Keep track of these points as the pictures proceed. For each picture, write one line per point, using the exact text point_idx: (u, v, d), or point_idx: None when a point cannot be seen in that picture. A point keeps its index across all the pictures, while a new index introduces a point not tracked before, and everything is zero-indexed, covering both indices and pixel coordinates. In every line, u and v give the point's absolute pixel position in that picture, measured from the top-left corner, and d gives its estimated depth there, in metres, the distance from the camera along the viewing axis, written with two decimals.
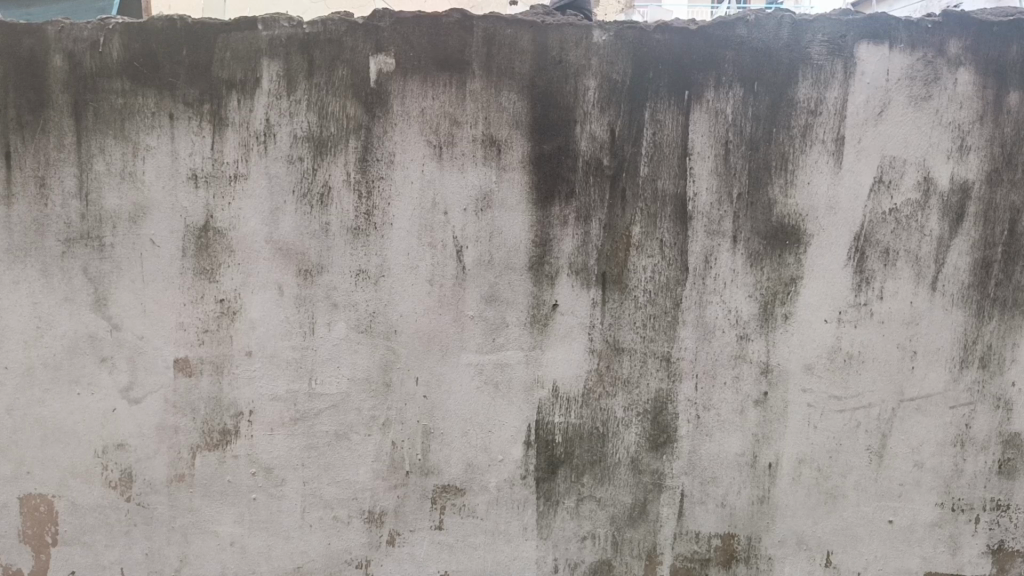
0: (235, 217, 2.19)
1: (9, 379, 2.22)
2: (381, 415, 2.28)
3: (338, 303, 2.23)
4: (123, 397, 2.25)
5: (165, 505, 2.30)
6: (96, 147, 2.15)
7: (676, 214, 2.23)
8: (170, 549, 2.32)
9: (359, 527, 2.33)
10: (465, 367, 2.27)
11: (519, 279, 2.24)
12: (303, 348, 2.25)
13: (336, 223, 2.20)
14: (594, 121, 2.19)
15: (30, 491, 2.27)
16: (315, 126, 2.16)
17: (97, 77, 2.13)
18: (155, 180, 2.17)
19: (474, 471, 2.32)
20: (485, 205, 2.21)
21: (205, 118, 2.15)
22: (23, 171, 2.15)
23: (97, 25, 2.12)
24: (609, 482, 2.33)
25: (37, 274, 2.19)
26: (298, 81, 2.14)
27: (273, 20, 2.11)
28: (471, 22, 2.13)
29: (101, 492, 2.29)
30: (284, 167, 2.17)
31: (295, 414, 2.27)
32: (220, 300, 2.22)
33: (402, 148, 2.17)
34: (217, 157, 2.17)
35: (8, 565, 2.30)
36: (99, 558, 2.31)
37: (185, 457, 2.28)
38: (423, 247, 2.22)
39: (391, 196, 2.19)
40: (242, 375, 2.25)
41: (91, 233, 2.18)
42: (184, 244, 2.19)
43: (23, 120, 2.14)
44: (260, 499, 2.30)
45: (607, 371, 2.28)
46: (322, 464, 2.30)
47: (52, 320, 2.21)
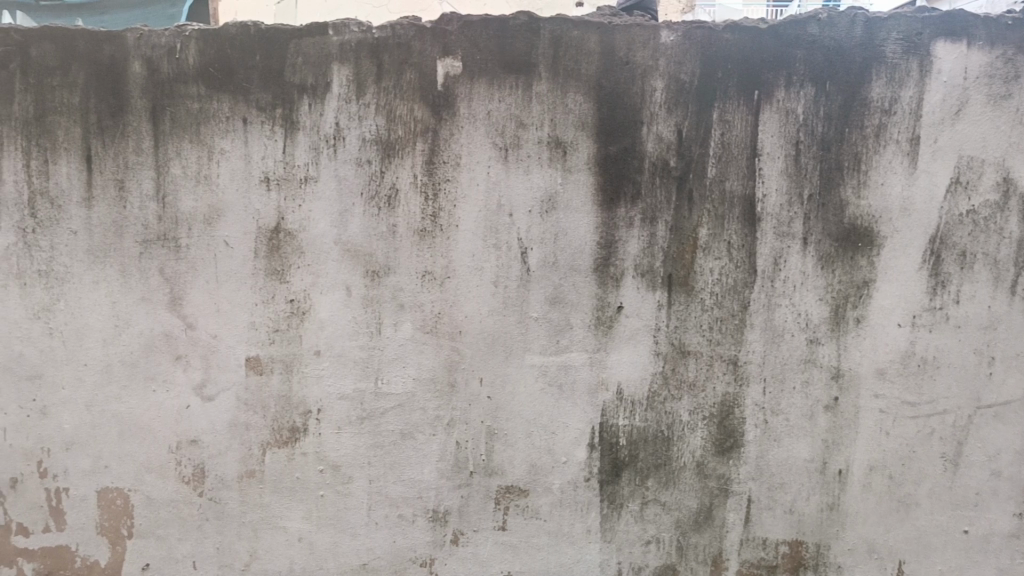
0: (305, 219, 2.23)
1: (89, 376, 2.30)
2: (446, 416, 2.30)
3: (404, 304, 2.26)
4: (196, 394, 2.31)
5: (236, 500, 2.35)
6: (173, 150, 2.21)
7: (744, 215, 2.20)
8: (239, 544, 2.37)
9: (423, 526, 2.35)
10: (529, 368, 2.28)
11: (584, 280, 2.24)
12: (369, 348, 2.28)
13: (403, 225, 2.23)
14: (661, 122, 2.18)
15: (107, 485, 2.34)
16: (383, 129, 2.19)
17: (174, 82, 2.19)
18: (229, 182, 2.22)
19: (537, 472, 2.32)
20: (551, 207, 2.21)
21: (277, 122, 2.20)
22: (103, 174, 2.22)
23: (174, 32, 2.18)
24: (674, 486, 2.31)
25: (116, 274, 2.26)
26: (367, 84, 2.17)
27: (344, 25, 2.15)
28: (537, 24, 2.13)
29: (174, 487, 2.35)
30: (352, 169, 2.21)
31: (362, 413, 2.30)
32: (290, 300, 2.26)
33: (468, 150, 2.19)
34: (288, 160, 2.21)
35: (85, 557, 2.37)
36: (172, 551, 2.37)
37: (256, 454, 2.33)
38: (488, 248, 2.23)
39: (458, 198, 2.21)
40: (311, 373, 2.29)
41: (167, 235, 2.25)
42: (256, 245, 2.24)
43: (102, 125, 2.21)
44: (327, 496, 2.34)
45: (672, 373, 2.26)
46: (387, 463, 2.32)
47: (129, 319, 2.28)
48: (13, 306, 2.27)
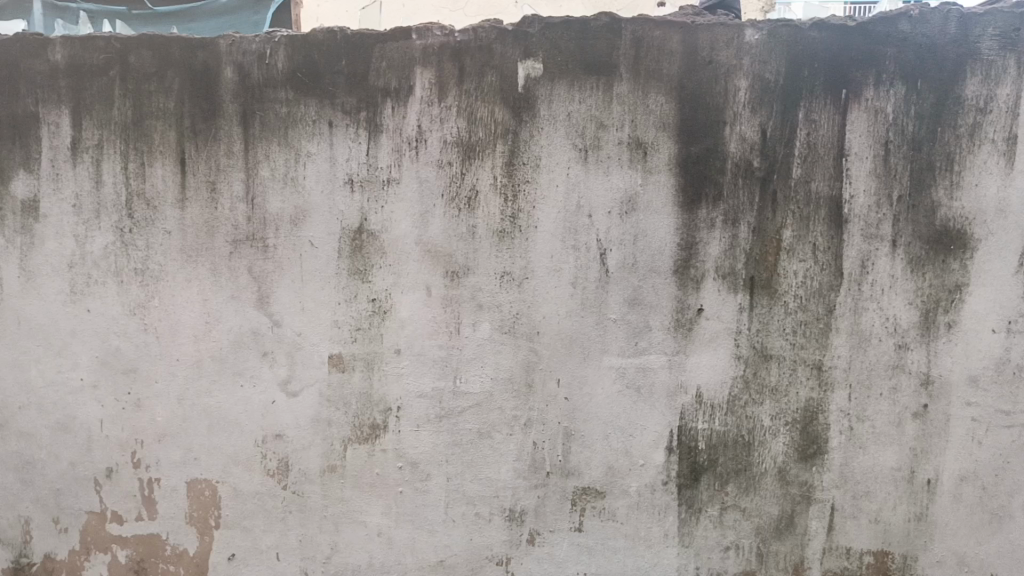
0: (388, 220, 2.27)
1: (180, 370, 2.39)
2: (523, 416, 2.31)
3: (483, 304, 2.28)
4: (281, 390, 2.38)
5: (318, 494, 2.41)
6: (262, 153, 2.28)
7: (830, 217, 2.15)
8: (321, 537, 2.43)
9: (500, 524, 2.37)
10: (607, 369, 2.27)
11: (664, 282, 2.22)
12: (449, 347, 2.31)
13: (483, 226, 2.25)
14: (745, 122, 2.15)
15: (197, 476, 2.43)
16: (464, 131, 2.21)
17: (263, 87, 2.25)
18: (315, 184, 2.28)
19: (614, 475, 2.32)
20: (631, 208, 2.20)
21: (361, 125, 2.24)
22: (196, 176, 2.31)
23: (264, 38, 2.24)
24: (754, 492, 2.28)
25: (207, 273, 2.34)
26: (449, 87, 2.20)
27: (427, 29, 2.18)
28: (619, 25, 2.12)
29: (260, 480, 2.42)
30: (434, 171, 2.24)
31: (440, 411, 2.34)
32: (372, 299, 2.31)
33: (548, 152, 2.20)
34: (371, 162, 2.26)
35: (175, 545, 2.47)
36: (257, 542, 2.45)
37: (338, 449, 2.39)
38: (567, 250, 2.24)
39: (537, 199, 2.22)
40: (391, 372, 2.33)
41: (255, 235, 2.32)
42: (339, 245, 2.30)
43: (196, 129, 2.29)
44: (406, 492, 2.38)
45: (754, 378, 2.23)
46: (465, 461, 2.35)
47: (219, 315, 2.36)
48: (112, 303, 2.38)
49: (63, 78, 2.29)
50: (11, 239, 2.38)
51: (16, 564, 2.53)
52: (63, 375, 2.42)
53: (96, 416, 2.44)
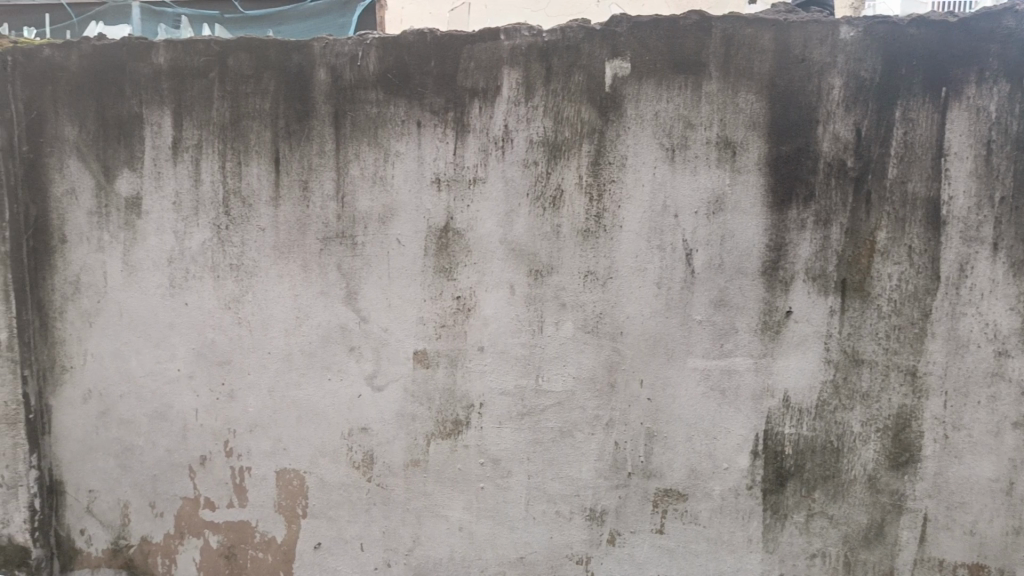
0: (473, 218, 2.30)
1: (271, 363, 2.47)
2: (605, 415, 2.31)
3: (566, 303, 2.28)
4: (367, 384, 2.43)
5: (401, 487, 2.46)
6: (352, 153, 2.34)
7: (927, 218, 2.09)
8: (404, 530, 2.48)
9: (580, 524, 2.37)
10: (691, 371, 2.25)
11: (751, 284, 2.19)
12: (531, 345, 2.32)
13: (567, 225, 2.25)
14: (838, 120, 2.10)
15: (286, 466, 2.51)
16: (551, 131, 2.22)
17: (354, 88, 2.30)
18: (403, 183, 2.32)
19: (697, 478, 2.30)
20: (718, 208, 2.18)
21: (449, 125, 2.27)
22: (289, 175, 2.38)
23: (356, 40, 2.29)
24: (843, 500, 2.23)
25: (298, 269, 2.41)
26: (536, 87, 2.21)
27: (515, 30, 2.19)
28: (709, 23, 2.10)
29: (345, 471, 2.49)
30: (519, 170, 2.25)
31: (522, 409, 2.35)
32: (457, 297, 2.34)
33: (634, 151, 2.19)
34: (458, 162, 2.29)
35: (265, 533, 2.55)
36: (342, 532, 2.51)
37: (421, 443, 2.43)
38: (652, 250, 2.22)
39: (622, 199, 2.22)
40: (474, 369, 2.36)
41: (345, 232, 2.37)
42: (426, 243, 2.34)
43: (290, 129, 2.36)
44: (488, 488, 2.41)
45: (844, 383, 2.18)
46: (546, 459, 2.36)
47: (308, 310, 2.43)
48: (208, 297, 2.48)
49: (165, 80, 2.39)
50: (115, 235, 2.50)
51: (115, 545, 2.66)
52: (162, 366, 2.53)
53: (192, 405, 2.54)
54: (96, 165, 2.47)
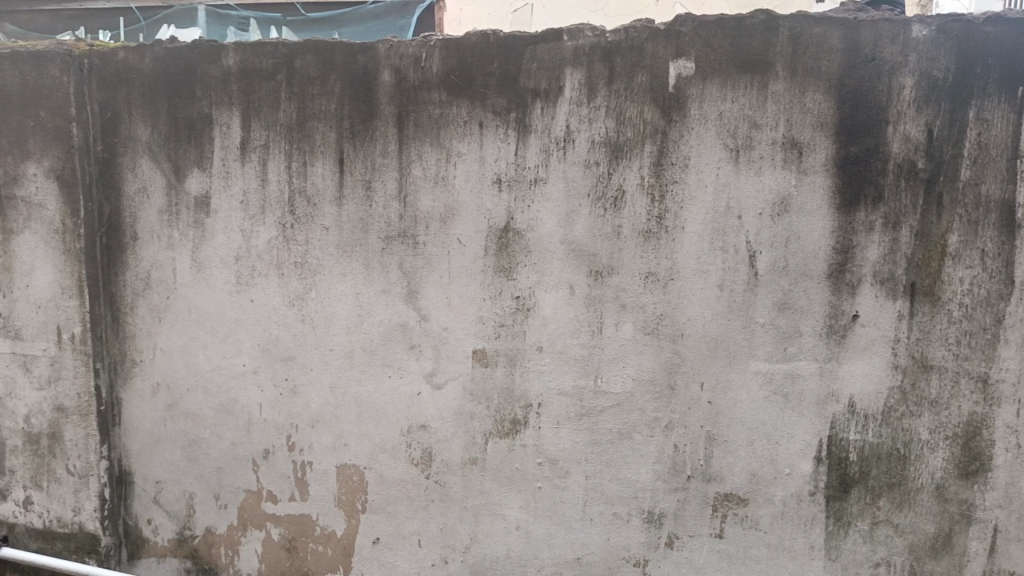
0: (534, 219, 2.31)
1: (334, 360, 2.52)
2: (665, 418, 2.30)
3: (626, 304, 2.28)
4: (427, 381, 2.46)
5: (459, 485, 2.48)
6: (415, 153, 2.36)
7: (1001, 222, 2.04)
8: (461, 527, 2.50)
9: (638, 526, 2.36)
10: (753, 374, 2.23)
11: (816, 287, 2.16)
12: (591, 346, 2.32)
13: (628, 226, 2.25)
14: (909, 121, 2.06)
15: (346, 461, 2.56)
16: (613, 131, 2.21)
17: (418, 89, 2.33)
18: (464, 183, 2.34)
19: (758, 483, 2.27)
20: (783, 210, 2.15)
21: (510, 126, 2.28)
22: (353, 175, 2.41)
23: (420, 42, 2.31)
24: (909, 508, 2.19)
25: (361, 267, 2.45)
26: (598, 87, 2.20)
27: (578, 30, 2.19)
28: (777, 22, 2.07)
29: (405, 468, 2.52)
30: (580, 171, 2.25)
31: (580, 409, 2.35)
32: (516, 296, 2.35)
33: (698, 152, 2.17)
34: (520, 163, 2.29)
35: (325, 527, 2.60)
36: (400, 527, 2.55)
37: (479, 442, 2.45)
38: (715, 251, 2.20)
39: (685, 200, 2.20)
40: (533, 369, 2.37)
41: (407, 232, 2.40)
42: (486, 243, 2.35)
43: (354, 130, 2.39)
44: (545, 488, 2.41)
45: (912, 389, 2.14)
46: (604, 460, 2.35)
47: (370, 308, 2.46)
48: (273, 294, 2.53)
49: (234, 82, 2.44)
50: (184, 233, 2.57)
51: (180, 535, 2.73)
52: (228, 361, 2.60)
53: (256, 400, 2.60)
54: (167, 165, 2.55)
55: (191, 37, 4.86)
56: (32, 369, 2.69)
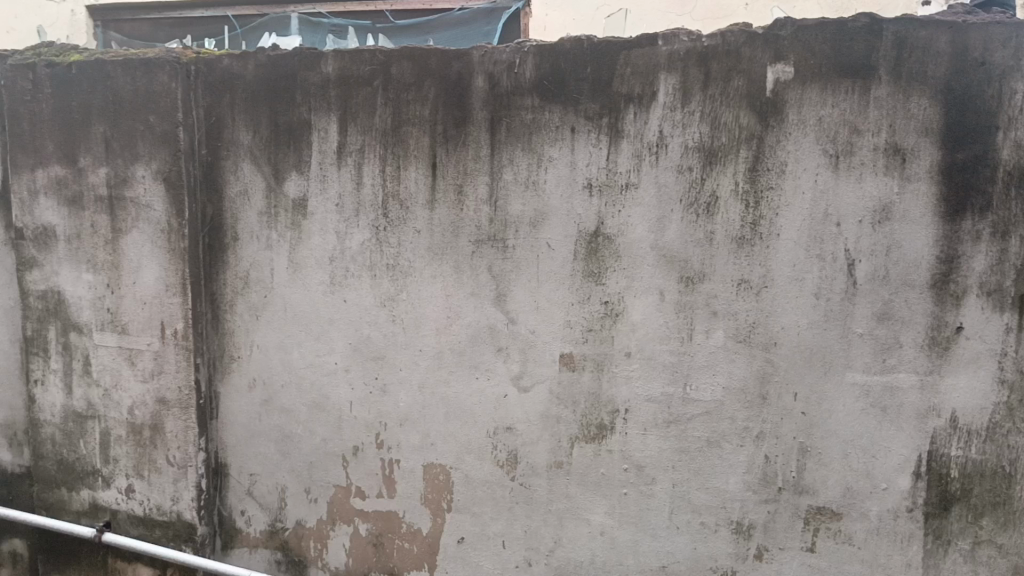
0: (625, 224, 2.30)
1: (423, 360, 2.56)
2: (756, 427, 2.26)
3: (718, 312, 2.25)
4: (514, 384, 2.48)
5: (545, 488, 2.49)
6: (507, 158, 2.38)
7: None
8: (546, 530, 2.51)
9: (726, 536, 2.34)
10: (849, 386, 2.17)
11: (918, 297, 2.09)
12: (680, 353, 2.30)
13: (721, 232, 2.22)
14: (1021, 126, 1.98)
15: (433, 460, 2.60)
16: (708, 137, 2.19)
17: (511, 94, 2.35)
18: (555, 188, 2.35)
19: (853, 497, 2.22)
20: (884, 217, 2.09)
21: (603, 130, 2.28)
22: (445, 180, 2.45)
23: (514, 48, 2.33)
24: (1014, 528, 2.11)
25: (451, 270, 2.49)
26: (693, 92, 2.18)
27: (674, 35, 2.18)
28: (880, 25, 2.02)
29: (490, 469, 2.54)
30: (673, 176, 2.24)
31: (668, 416, 2.33)
32: (605, 302, 2.35)
33: (795, 157, 2.13)
34: (612, 167, 2.29)
35: (412, 524, 2.66)
36: (485, 528, 2.58)
37: (565, 445, 2.45)
38: (811, 259, 2.16)
39: (781, 206, 2.16)
40: (621, 374, 2.37)
41: (497, 236, 2.43)
42: (576, 248, 2.36)
43: (447, 135, 2.43)
44: (631, 495, 2.40)
45: (1019, 405, 2.06)
46: (692, 469, 2.33)
47: (460, 310, 2.50)
48: (365, 294, 2.59)
49: (332, 88, 2.51)
50: (282, 234, 2.65)
51: (272, 527, 2.83)
52: (322, 359, 2.68)
53: (348, 397, 2.67)
54: (267, 168, 2.63)
55: (292, 46, 5.03)
56: (136, 362, 2.80)
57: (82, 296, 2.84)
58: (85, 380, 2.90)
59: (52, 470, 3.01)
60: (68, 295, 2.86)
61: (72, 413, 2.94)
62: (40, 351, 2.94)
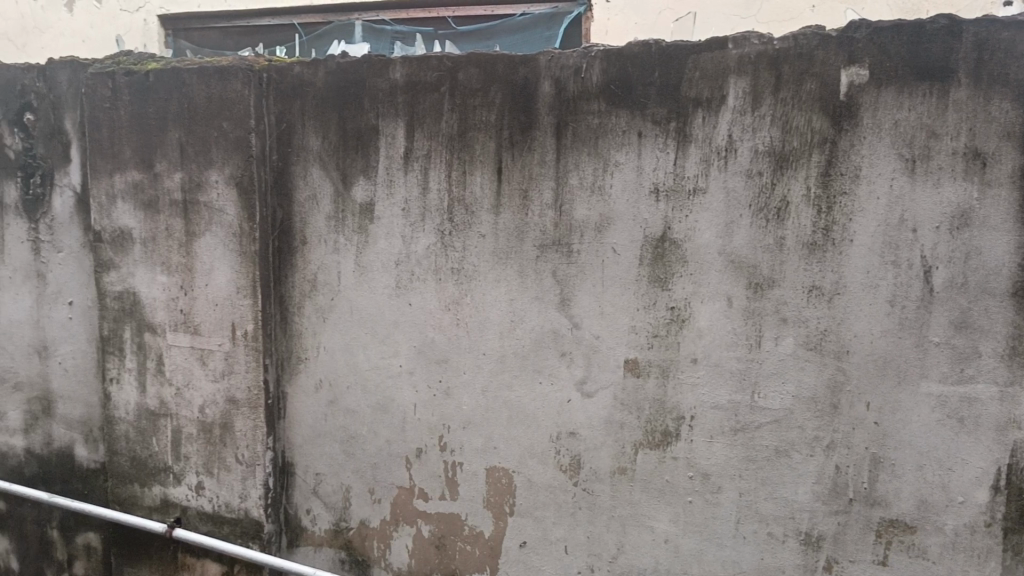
0: (692, 229, 2.28)
1: (487, 363, 2.57)
2: (826, 437, 2.22)
3: (788, 318, 2.22)
4: (577, 389, 2.47)
5: (608, 494, 2.48)
6: (573, 162, 2.38)
7: None
8: (608, 536, 2.50)
9: (794, 548, 2.30)
10: (924, 396, 2.12)
11: (998, 305, 2.04)
12: (748, 360, 2.27)
13: (792, 238, 2.19)
14: None
15: (496, 464, 2.61)
16: (778, 141, 2.16)
17: (578, 99, 2.35)
18: (621, 193, 2.34)
19: (927, 510, 2.16)
20: (962, 223, 2.04)
21: (671, 135, 2.26)
22: (510, 185, 2.46)
23: (581, 53, 2.33)
24: None
25: (515, 274, 2.50)
26: (764, 96, 2.16)
27: (745, 38, 2.16)
28: (960, 26, 1.97)
29: (553, 474, 2.54)
30: (742, 181, 2.22)
31: (736, 424, 2.31)
32: (671, 307, 2.33)
33: (870, 162, 2.09)
34: (679, 172, 2.27)
35: (474, 527, 2.67)
36: (547, 533, 2.58)
37: (629, 451, 2.44)
38: (886, 265, 2.11)
39: (854, 211, 2.12)
40: (687, 381, 2.34)
41: (562, 240, 2.43)
42: (641, 253, 2.35)
43: (513, 140, 2.44)
44: (696, 503, 2.38)
45: None
46: (759, 478, 2.30)
47: (524, 314, 2.51)
48: (430, 298, 2.62)
49: (400, 94, 2.54)
50: (350, 238, 2.70)
51: (337, 526, 2.88)
52: (387, 361, 2.71)
53: (412, 400, 2.70)
54: (336, 173, 2.68)
55: (360, 53, 5.11)
56: (207, 362, 2.87)
57: (156, 297, 2.93)
58: (158, 378, 2.98)
59: (125, 466, 3.10)
60: (143, 296, 2.95)
61: (145, 410, 3.03)
62: (115, 351, 3.04)
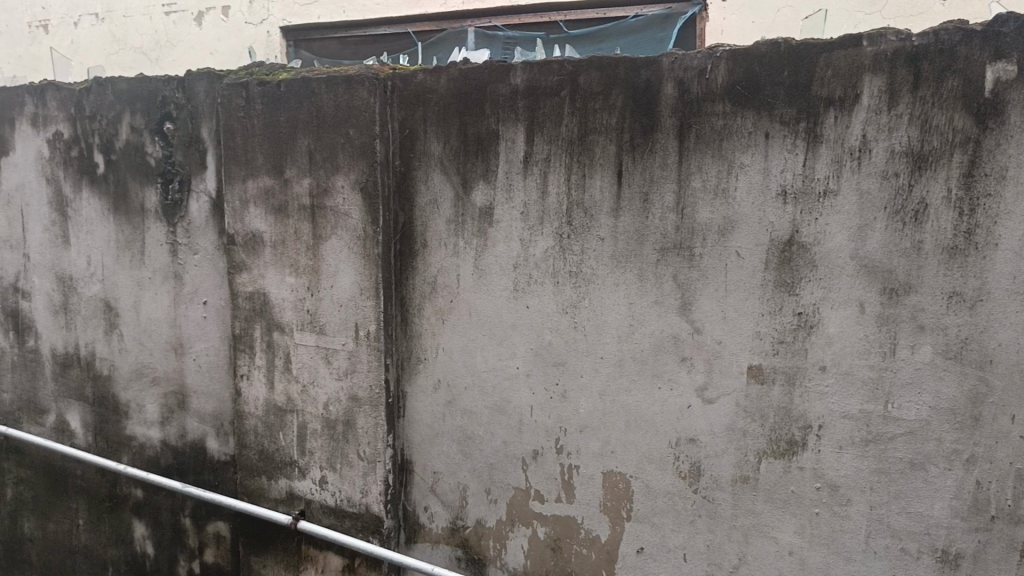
0: (821, 233, 2.22)
1: (605, 367, 2.57)
2: (966, 450, 2.11)
3: (925, 326, 2.12)
4: (698, 395, 2.44)
5: (729, 502, 2.44)
6: (695, 165, 2.35)
7: None
8: (730, 546, 2.45)
9: (929, 565, 2.20)
10: None
11: None
12: (881, 368, 2.19)
13: (930, 242, 2.09)
14: None
15: (612, 469, 2.60)
16: (917, 140, 2.08)
17: (702, 101, 2.32)
18: (746, 196, 2.30)
19: None
20: None
21: (800, 135, 2.21)
22: (631, 187, 2.45)
23: (706, 54, 2.30)
24: None
25: (634, 278, 2.48)
26: (901, 95, 2.07)
27: (880, 35, 2.08)
28: None
29: (672, 480, 2.51)
30: (876, 182, 2.14)
31: (867, 435, 2.22)
32: (798, 313, 2.27)
33: (1017, 162, 1.97)
34: (808, 174, 2.21)
35: (590, 532, 2.67)
36: (665, 539, 2.55)
37: (752, 460, 2.39)
38: None
39: (1000, 214, 2.01)
40: (815, 389, 2.28)
41: (683, 244, 2.40)
42: (767, 256, 2.29)
43: (634, 143, 2.42)
44: (823, 515, 2.31)
45: None
46: (892, 491, 2.21)
47: (643, 318, 2.49)
48: (548, 301, 2.63)
49: (521, 99, 2.56)
50: (469, 241, 2.75)
51: (454, 524, 2.94)
52: (505, 363, 2.74)
53: (529, 402, 2.72)
54: (456, 177, 2.73)
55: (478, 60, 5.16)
56: (332, 361, 2.97)
57: (285, 297, 3.05)
58: (285, 376, 3.10)
59: (254, 459, 3.24)
60: (272, 296, 3.08)
61: (273, 407, 3.16)
62: (246, 349, 3.18)
